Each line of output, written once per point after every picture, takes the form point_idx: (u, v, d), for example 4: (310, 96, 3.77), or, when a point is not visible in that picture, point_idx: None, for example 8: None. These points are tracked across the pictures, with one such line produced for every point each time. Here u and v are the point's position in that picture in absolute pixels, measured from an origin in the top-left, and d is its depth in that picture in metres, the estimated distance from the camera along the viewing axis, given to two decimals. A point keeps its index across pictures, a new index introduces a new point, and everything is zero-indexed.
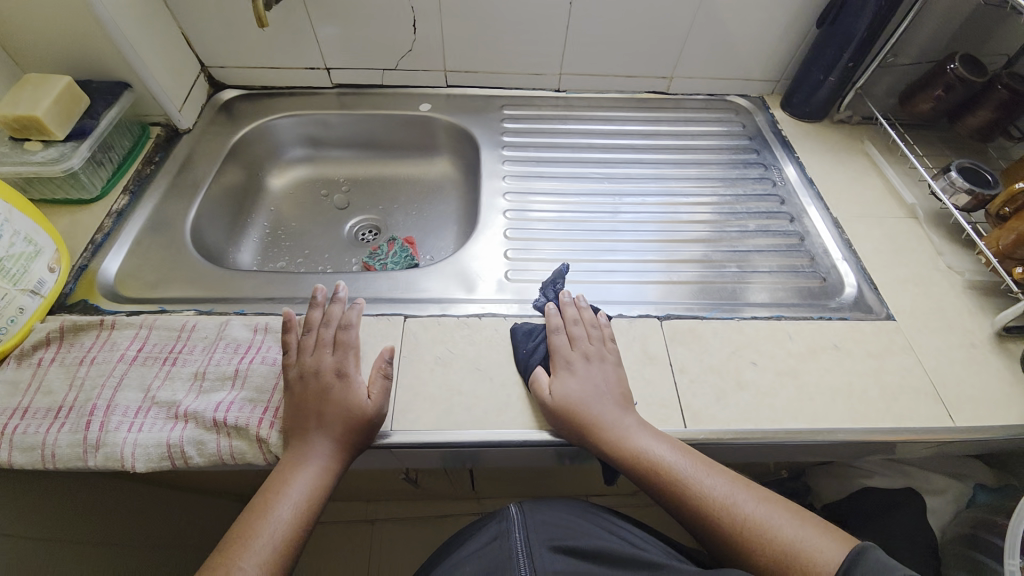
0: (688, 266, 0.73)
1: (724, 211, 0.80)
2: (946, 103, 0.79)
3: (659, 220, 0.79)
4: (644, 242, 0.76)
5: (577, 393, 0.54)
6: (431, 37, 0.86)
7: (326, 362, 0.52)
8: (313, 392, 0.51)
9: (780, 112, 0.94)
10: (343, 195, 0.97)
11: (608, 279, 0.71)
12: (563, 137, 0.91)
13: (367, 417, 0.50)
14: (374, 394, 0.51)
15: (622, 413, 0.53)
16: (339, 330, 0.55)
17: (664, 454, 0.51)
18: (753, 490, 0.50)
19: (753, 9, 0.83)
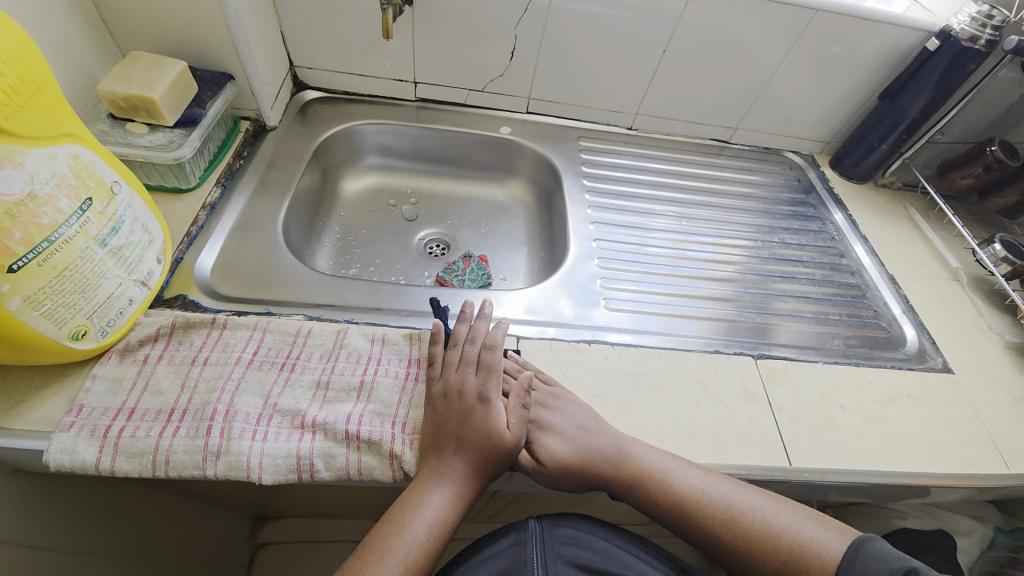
0: (714, 304, 0.76)
1: (756, 256, 0.86)
2: (983, 181, 0.88)
3: (669, 256, 0.83)
4: (720, 282, 0.81)
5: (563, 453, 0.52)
6: (525, 66, 0.89)
7: (468, 382, 0.53)
8: (452, 413, 0.51)
9: (829, 171, 1.02)
10: (412, 207, 0.97)
11: (650, 309, 0.73)
12: (637, 174, 0.96)
13: (505, 447, 0.50)
14: (513, 424, 0.51)
15: (650, 448, 0.54)
16: (482, 351, 0.55)
17: (700, 482, 0.52)
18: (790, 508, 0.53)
19: (822, 78, 0.91)
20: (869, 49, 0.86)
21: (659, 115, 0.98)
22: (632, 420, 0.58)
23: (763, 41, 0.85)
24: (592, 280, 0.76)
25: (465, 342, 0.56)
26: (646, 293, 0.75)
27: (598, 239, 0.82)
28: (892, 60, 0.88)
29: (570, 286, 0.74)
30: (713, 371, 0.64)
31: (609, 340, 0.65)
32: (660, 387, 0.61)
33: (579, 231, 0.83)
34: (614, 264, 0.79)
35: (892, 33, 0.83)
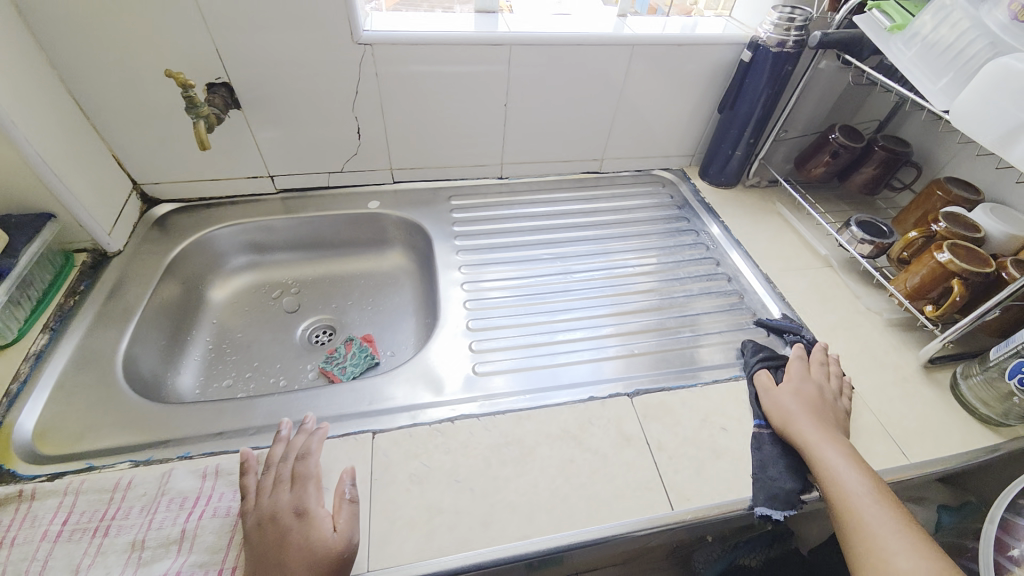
0: (644, 337, 0.75)
1: (666, 278, 0.86)
2: (836, 166, 0.92)
3: (610, 293, 0.82)
4: (622, 316, 0.78)
5: (794, 406, 0.60)
6: (375, 141, 0.89)
7: (283, 498, 0.49)
8: (269, 542, 0.46)
9: (700, 181, 1.05)
10: (293, 297, 0.94)
11: (570, 358, 0.70)
12: (538, 221, 0.97)
13: (337, 557, 0.46)
14: (338, 526, 0.48)
15: (828, 430, 0.58)
16: (305, 455, 0.53)
17: (850, 476, 0.53)
18: (906, 532, 0.49)
19: (663, 99, 0.95)
20: (695, 67, 0.90)
21: (524, 161, 1.00)
22: (500, 500, 0.53)
23: (595, 77, 0.89)
24: (501, 342, 0.73)
25: (280, 462, 0.53)
26: (556, 342, 0.73)
27: (502, 298, 0.80)
28: (721, 73, 0.92)
29: (479, 354, 0.71)
30: (587, 422, 0.61)
31: (475, 411, 0.62)
32: (530, 453, 0.57)
33: (481, 295, 0.81)
34: (526, 319, 0.77)
35: (710, 49, 0.88)
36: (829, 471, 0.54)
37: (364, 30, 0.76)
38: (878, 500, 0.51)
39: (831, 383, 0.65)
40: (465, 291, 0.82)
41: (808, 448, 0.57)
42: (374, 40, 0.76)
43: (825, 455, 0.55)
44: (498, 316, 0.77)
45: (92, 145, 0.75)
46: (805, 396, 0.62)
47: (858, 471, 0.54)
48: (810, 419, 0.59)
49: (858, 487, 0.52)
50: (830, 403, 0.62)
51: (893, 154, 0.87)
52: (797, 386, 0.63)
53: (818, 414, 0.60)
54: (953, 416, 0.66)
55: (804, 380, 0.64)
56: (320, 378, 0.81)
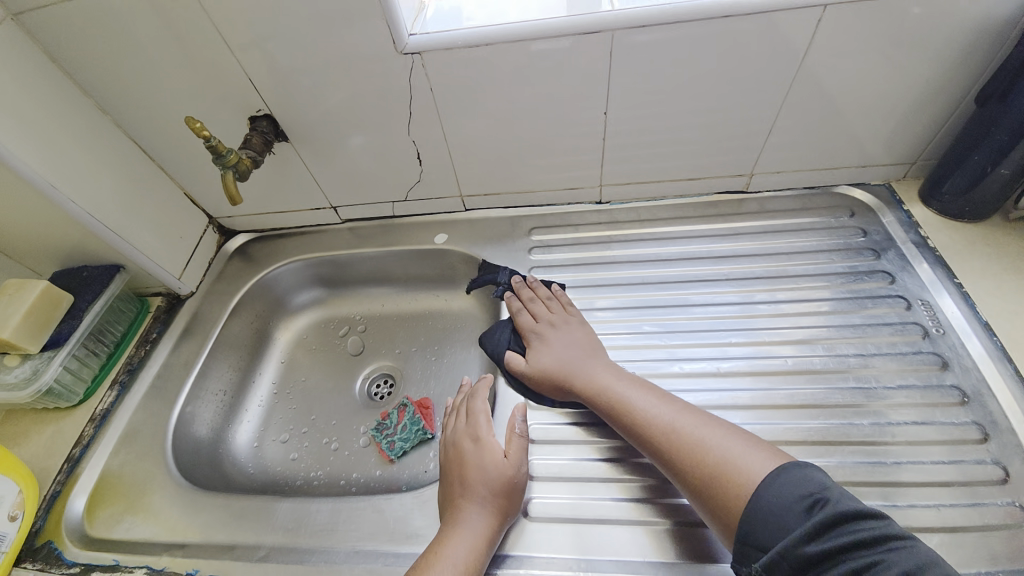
0: None
1: (858, 385, 0.56)
2: None
3: (798, 398, 0.55)
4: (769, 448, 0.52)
5: (553, 359, 0.59)
6: (442, 167, 0.73)
7: (459, 428, 0.55)
8: (454, 462, 0.51)
9: (918, 207, 0.67)
10: (359, 337, 0.85)
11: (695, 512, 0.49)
12: (682, 266, 0.70)
13: (508, 480, 0.48)
14: (509, 452, 0.50)
15: (590, 359, 0.58)
16: (471, 398, 0.58)
17: (632, 394, 0.53)
18: (698, 415, 0.50)
19: (866, 86, 0.59)
20: (940, 30, 0.53)
21: (633, 181, 0.74)
22: None
23: (749, 62, 0.58)
24: (614, 467, 0.53)
25: None
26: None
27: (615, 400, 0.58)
28: (995, 32, 0.53)
29: (580, 487, 0.52)
30: None
31: None
32: None
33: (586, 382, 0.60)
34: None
35: None
36: (595, 388, 0.54)
37: (411, 34, 0.58)
38: (681, 411, 0.50)
39: (558, 315, 0.64)
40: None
41: (584, 385, 0.55)
42: (424, 46, 0.58)
43: (604, 384, 0.55)
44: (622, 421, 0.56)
45: (157, 187, 0.72)
46: (582, 342, 0.61)
47: (663, 399, 0.52)
48: (572, 362, 0.58)
49: (669, 408, 0.51)
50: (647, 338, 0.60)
51: None
52: (562, 331, 0.62)
53: (585, 350, 0.59)
54: None
55: (552, 325, 0.63)
56: (370, 449, 0.72)
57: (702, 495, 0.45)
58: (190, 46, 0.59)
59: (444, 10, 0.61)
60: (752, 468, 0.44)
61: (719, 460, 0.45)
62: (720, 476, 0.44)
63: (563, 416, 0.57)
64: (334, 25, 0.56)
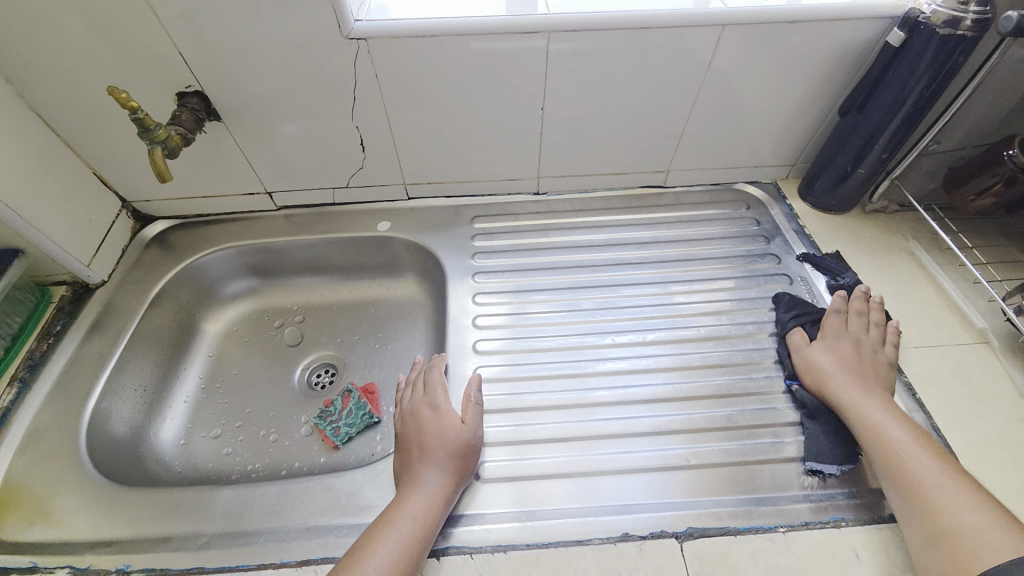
0: (711, 440, 0.57)
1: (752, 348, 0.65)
2: (1010, 198, 0.65)
3: (711, 361, 0.64)
4: (685, 403, 0.60)
5: (831, 364, 0.57)
6: (385, 154, 0.74)
7: (417, 398, 0.57)
8: (412, 429, 0.54)
9: (799, 201, 0.80)
10: (297, 327, 0.83)
11: (630, 461, 0.55)
12: (612, 252, 0.78)
13: (464, 444, 0.51)
14: (466, 418, 0.53)
15: (868, 389, 0.55)
16: (427, 371, 0.60)
17: (900, 432, 0.50)
18: (964, 480, 0.46)
19: (757, 98, 0.71)
20: (811, 54, 0.65)
21: (568, 174, 0.81)
22: None
23: (665, 70, 0.66)
24: (550, 429, 0.58)
25: None
26: (623, 438, 0.57)
27: (550, 372, 0.63)
28: (848, 59, 0.66)
29: (518, 449, 0.56)
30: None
31: (472, 545, 0.49)
32: None
33: (524, 355, 0.65)
34: (589, 396, 0.61)
35: (834, 28, 0.62)
36: (867, 425, 0.52)
37: (357, 20, 0.59)
38: (946, 470, 0.46)
39: (872, 337, 0.60)
40: (506, 345, 0.66)
41: (845, 407, 0.54)
42: (370, 32, 0.59)
43: (861, 410, 0.53)
44: (556, 389, 0.62)
45: (63, 164, 0.65)
46: (842, 354, 0.58)
47: (917, 435, 0.50)
48: (849, 379, 0.56)
49: (933, 462, 0.47)
50: (868, 359, 0.58)
51: None
52: (829, 343, 0.60)
53: (848, 372, 0.57)
54: None
55: (841, 337, 0.60)
56: (312, 437, 0.71)
57: (928, 540, 0.44)
58: (110, 12, 0.55)
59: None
60: (998, 543, 0.40)
61: (959, 519, 0.43)
62: (957, 536, 0.42)
63: (502, 387, 0.62)
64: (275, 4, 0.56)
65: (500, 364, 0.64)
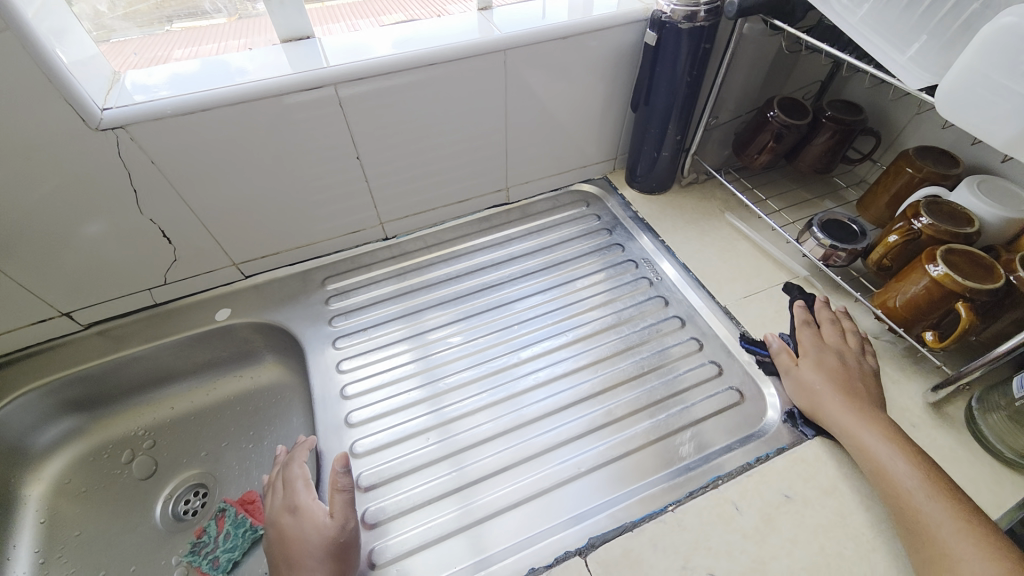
0: (602, 438, 0.58)
1: (622, 335, 0.69)
2: (782, 150, 0.76)
3: (588, 359, 0.66)
4: (596, 399, 0.62)
5: (820, 382, 0.56)
6: (199, 239, 0.67)
7: (278, 502, 0.51)
8: (276, 542, 0.48)
9: (629, 189, 0.87)
10: (147, 455, 0.71)
11: (538, 487, 0.55)
12: (478, 277, 0.78)
13: (333, 543, 0.46)
14: (333, 511, 0.48)
15: (857, 401, 0.54)
16: (287, 467, 0.54)
17: (874, 442, 0.50)
18: (911, 461, 0.48)
19: (563, 107, 0.75)
20: (594, 60, 0.71)
21: (410, 213, 0.79)
22: None
23: (469, 98, 0.68)
24: (492, 461, 0.57)
25: None
26: (557, 447, 0.58)
27: (469, 407, 0.62)
28: (627, 59, 0.73)
29: (465, 493, 0.55)
30: None
31: None
32: None
33: (438, 397, 0.63)
34: (515, 418, 0.61)
35: (606, 34, 0.68)
36: (843, 430, 0.52)
37: (106, 107, 0.52)
38: (914, 470, 0.47)
39: (852, 347, 0.60)
40: (414, 396, 0.64)
41: (834, 428, 0.53)
42: (126, 119, 0.52)
43: (846, 430, 0.52)
44: (483, 420, 0.61)
45: None
46: (831, 370, 0.57)
47: (858, 406, 0.53)
48: (842, 397, 0.54)
49: (914, 467, 0.48)
50: (855, 372, 0.57)
51: (847, 125, 0.71)
52: (817, 358, 0.58)
53: (850, 388, 0.55)
54: (980, 469, 0.54)
55: (826, 350, 0.59)
56: None
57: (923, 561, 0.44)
58: None
59: (144, 78, 0.56)
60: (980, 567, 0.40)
61: (943, 535, 0.43)
62: (942, 551, 0.43)
63: (428, 439, 0.59)
64: None
65: (393, 427, 0.61)
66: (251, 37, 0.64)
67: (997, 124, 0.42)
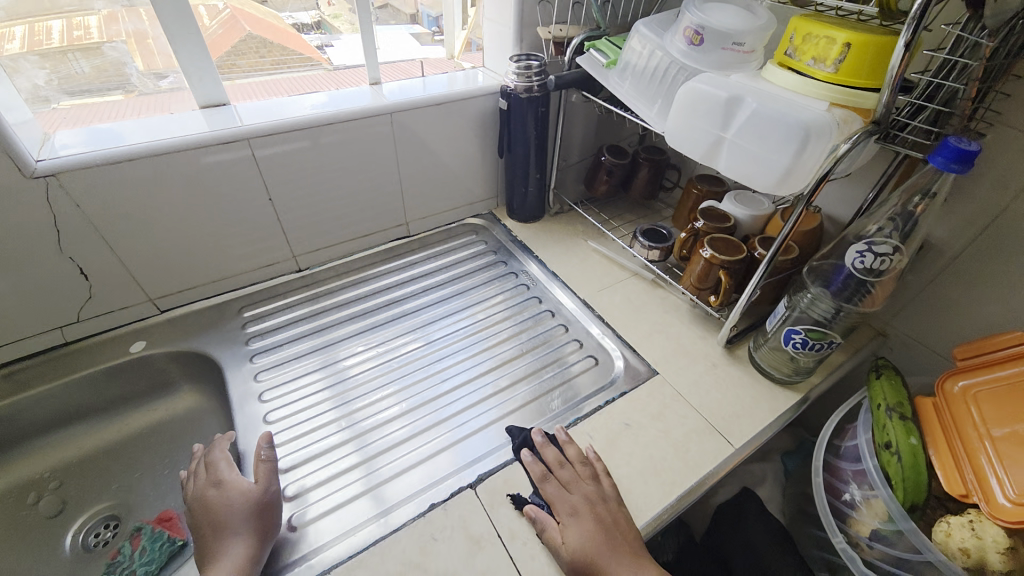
0: (494, 401, 0.72)
1: (507, 327, 0.85)
2: (615, 183, 1.01)
3: (480, 348, 0.81)
4: (481, 379, 0.76)
5: (610, 529, 0.54)
6: (116, 277, 0.73)
7: (201, 482, 0.58)
8: (202, 513, 0.55)
9: (510, 219, 1.07)
10: (54, 495, 0.73)
11: (442, 445, 0.66)
12: (386, 295, 0.91)
13: (257, 504, 0.54)
14: (257, 478, 0.56)
15: (625, 555, 0.52)
16: (207, 454, 0.61)
17: None
18: None
19: (446, 156, 0.95)
20: (465, 120, 0.92)
21: (321, 247, 0.91)
22: None
23: (366, 149, 0.85)
24: (391, 438, 0.67)
25: None
26: (448, 418, 0.70)
27: (372, 400, 0.73)
28: (491, 119, 0.95)
29: (368, 464, 0.64)
30: (430, 539, 0.55)
31: None
32: None
33: (345, 394, 0.73)
34: (413, 401, 0.72)
35: (471, 101, 0.90)
36: None
37: (38, 160, 0.61)
38: None
39: (602, 492, 0.58)
40: (325, 396, 0.73)
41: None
42: (57, 168, 0.61)
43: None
44: (386, 406, 0.72)
45: None
46: (596, 520, 0.55)
47: (632, 558, 0.52)
48: (606, 549, 0.52)
49: None
50: (608, 519, 0.55)
51: (655, 163, 0.97)
52: (574, 509, 0.55)
53: (606, 534, 0.54)
54: (763, 390, 0.75)
55: (576, 498, 0.56)
56: None
57: None
58: None
59: (72, 137, 0.66)
60: None
61: None
62: None
63: (335, 428, 0.69)
64: None
65: (312, 418, 0.70)
66: (168, 105, 0.76)
67: (691, 146, 0.62)
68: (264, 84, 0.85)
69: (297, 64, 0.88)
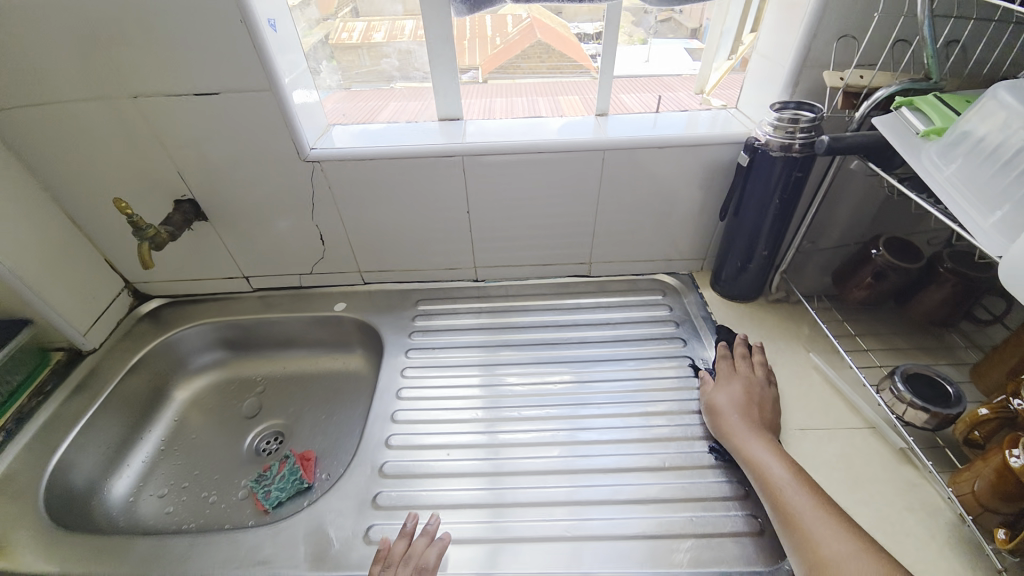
0: (685, 510, 0.60)
1: (692, 423, 0.69)
2: (882, 290, 0.73)
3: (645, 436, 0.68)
4: (640, 473, 0.64)
5: (727, 401, 0.65)
6: (340, 247, 0.88)
7: None
8: None
9: (711, 291, 0.88)
10: (256, 400, 0.91)
11: (598, 533, 0.58)
12: (572, 331, 0.86)
13: None
14: None
15: (750, 432, 0.61)
16: (413, 562, 0.53)
17: (780, 472, 0.55)
18: (809, 495, 0.53)
19: (654, 203, 0.83)
20: (689, 169, 0.78)
21: (500, 264, 0.92)
22: None
23: (568, 182, 0.80)
24: (533, 492, 0.62)
25: None
26: (598, 505, 0.61)
27: (525, 443, 0.68)
28: (725, 171, 0.78)
29: (499, 511, 0.61)
30: None
31: None
32: None
33: (496, 423, 0.71)
34: (572, 462, 0.66)
35: (704, 148, 0.75)
36: (755, 468, 0.57)
37: (313, 147, 0.75)
38: (797, 485, 0.54)
39: (758, 376, 0.69)
40: (480, 415, 0.73)
41: (736, 451, 0.60)
42: (322, 157, 0.74)
43: (747, 453, 0.59)
44: (535, 454, 0.67)
45: (83, 252, 0.81)
46: (738, 397, 0.65)
47: (761, 440, 0.59)
48: (739, 418, 0.63)
49: (784, 469, 0.56)
50: (756, 395, 0.66)
51: (964, 281, 0.65)
52: (729, 385, 0.67)
53: (750, 412, 0.64)
54: None
55: (732, 379, 0.68)
56: (247, 500, 0.76)
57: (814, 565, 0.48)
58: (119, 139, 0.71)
59: (342, 130, 0.80)
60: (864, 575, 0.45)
61: (831, 549, 0.48)
62: (829, 563, 0.47)
63: (481, 454, 0.67)
64: (244, 137, 0.72)
65: (476, 432, 0.70)
66: (409, 107, 0.85)
67: None
68: (540, 85, 0.90)
69: (569, 69, 0.87)
